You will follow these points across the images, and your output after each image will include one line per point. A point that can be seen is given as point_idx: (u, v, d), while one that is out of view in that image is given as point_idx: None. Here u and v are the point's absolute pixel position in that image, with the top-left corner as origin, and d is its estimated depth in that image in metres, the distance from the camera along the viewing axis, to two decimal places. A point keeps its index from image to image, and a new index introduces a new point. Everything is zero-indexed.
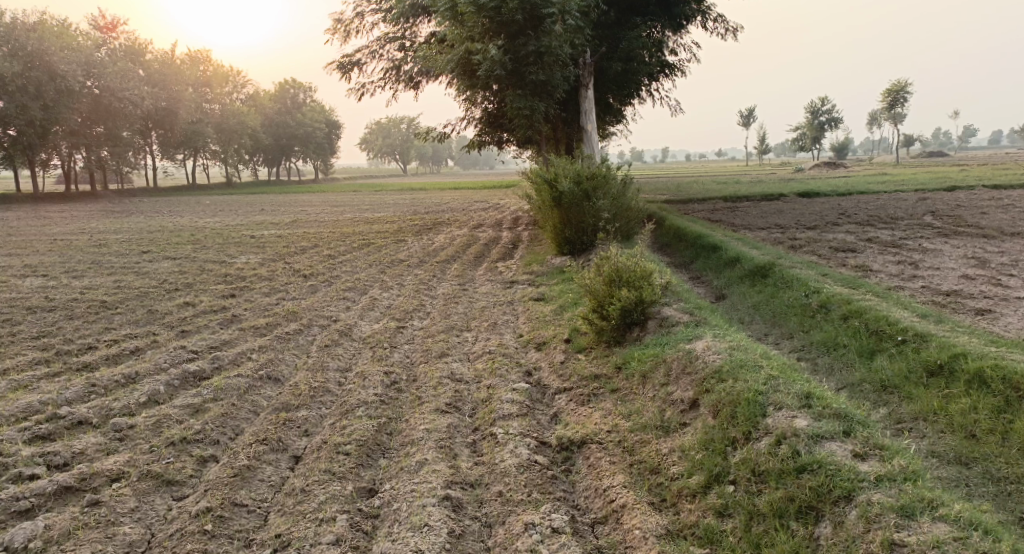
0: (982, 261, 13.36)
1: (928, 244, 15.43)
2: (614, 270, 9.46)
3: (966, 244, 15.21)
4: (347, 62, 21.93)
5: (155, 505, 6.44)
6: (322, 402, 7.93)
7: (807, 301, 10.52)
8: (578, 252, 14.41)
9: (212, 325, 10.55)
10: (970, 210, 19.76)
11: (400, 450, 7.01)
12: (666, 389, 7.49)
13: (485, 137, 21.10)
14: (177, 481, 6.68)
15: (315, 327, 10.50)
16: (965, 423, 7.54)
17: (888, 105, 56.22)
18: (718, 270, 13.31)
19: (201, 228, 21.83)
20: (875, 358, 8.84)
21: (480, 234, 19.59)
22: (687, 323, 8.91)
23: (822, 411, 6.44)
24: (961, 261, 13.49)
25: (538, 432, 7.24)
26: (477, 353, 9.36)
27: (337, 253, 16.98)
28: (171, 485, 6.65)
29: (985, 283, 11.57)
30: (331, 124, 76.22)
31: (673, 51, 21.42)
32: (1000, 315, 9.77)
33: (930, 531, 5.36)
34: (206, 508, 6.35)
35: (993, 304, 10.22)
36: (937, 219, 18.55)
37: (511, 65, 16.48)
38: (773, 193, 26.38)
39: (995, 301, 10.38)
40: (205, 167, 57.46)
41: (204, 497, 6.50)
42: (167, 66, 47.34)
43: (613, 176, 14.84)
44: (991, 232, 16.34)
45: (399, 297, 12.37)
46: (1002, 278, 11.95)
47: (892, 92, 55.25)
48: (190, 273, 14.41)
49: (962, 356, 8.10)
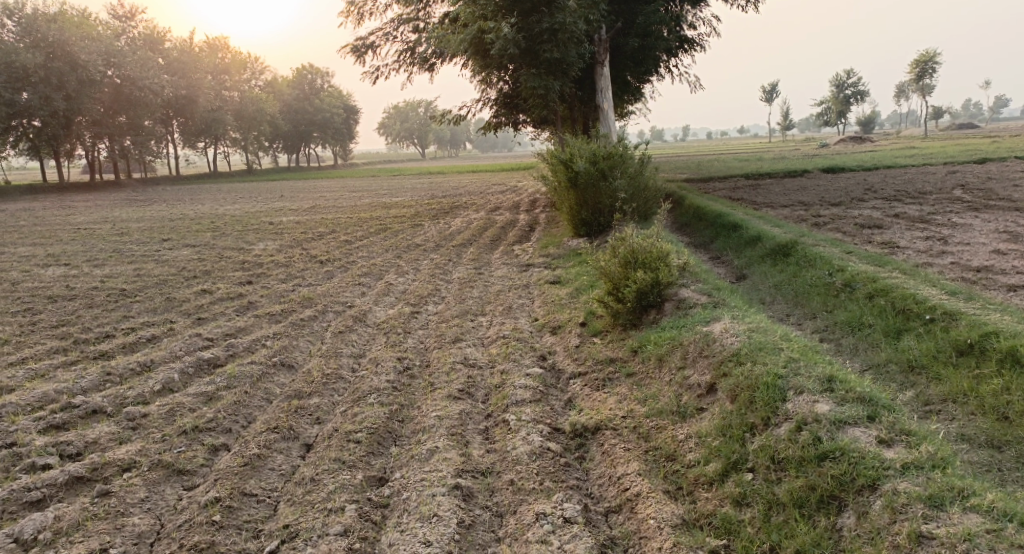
0: (1013, 236, 12.96)
1: (957, 219, 15.02)
2: (630, 251, 9.23)
3: (997, 218, 14.77)
4: (362, 45, 21.74)
5: (165, 495, 6.38)
6: (335, 389, 7.82)
7: (830, 279, 10.23)
8: (595, 233, 14.20)
9: (227, 312, 10.48)
10: (999, 183, 19.24)
11: (411, 438, 6.88)
12: (683, 373, 7.29)
13: (501, 118, 20.85)
14: (187, 471, 6.61)
15: (330, 312, 10.40)
16: (997, 405, 7.29)
17: (915, 76, 54.97)
18: (739, 249, 13.01)
19: (220, 216, 21.84)
20: (902, 338, 8.56)
21: (498, 217, 19.39)
22: (705, 304, 8.69)
23: (845, 396, 6.20)
24: (991, 236, 13.11)
25: (551, 418, 7.08)
26: (491, 337, 9.20)
27: (354, 238, 16.89)
28: (181, 475, 6.58)
29: (1017, 258, 11.20)
30: (350, 109, 76.08)
31: (691, 26, 20.97)
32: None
33: (961, 522, 5.14)
34: (215, 498, 6.27)
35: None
36: (966, 193, 18.06)
37: (526, 44, 16.19)
38: (796, 170, 25.86)
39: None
40: (226, 155, 57.63)
41: (213, 487, 6.42)
42: (186, 54, 47.47)
43: (630, 156, 14.55)
44: (1022, 205, 15.87)
45: (414, 282, 12.23)
46: None
47: (920, 63, 53.98)
48: (208, 260, 14.37)
49: (993, 335, 7.82)
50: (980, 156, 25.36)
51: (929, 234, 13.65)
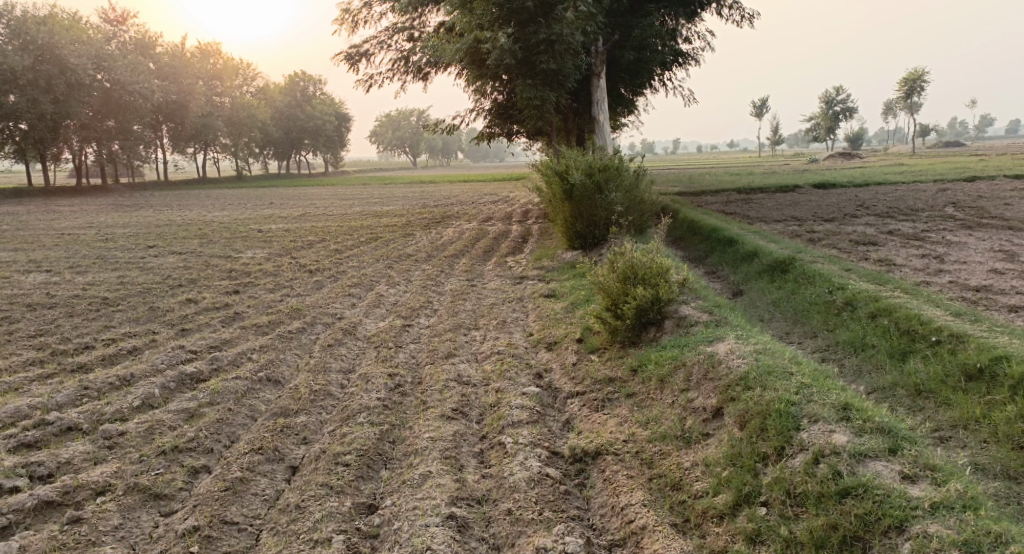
0: (1009, 254, 12.79)
1: (951, 237, 14.85)
2: (629, 266, 8.95)
3: (991, 237, 14.64)
4: (355, 53, 21.45)
5: (140, 522, 6.02)
6: (323, 407, 7.50)
7: (830, 297, 9.97)
8: (590, 246, 13.92)
9: (212, 323, 10.12)
10: (991, 201, 19.15)
11: (403, 461, 6.55)
12: (687, 395, 7.01)
13: (496, 128, 20.59)
14: (165, 495, 6.26)
15: (319, 325, 10.06)
16: (1011, 433, 7.02)
17: (902, 94, 55.23)
18: (735, 264, 12.76)
19: (209, 223, 21.43)
20: (908, 360, 8.30)
21: (491, 228, 19.10)
22: (707, 323, 8.43)
23: (862, 426, 5.93)
24: (987, 254, 12.95)
25: (550, 442, 6.77)
26: (485, 353, 8.89)
27: (345, 248, 16.55)
28: (159, 499, 6.23)
29: (1015, 277, 11.02)
30: (342, 117, 75.73)
31: (686, 40, 20.82)
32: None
33: None
34: (193, 527, 5.93)
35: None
36: (958, 211, 17.95)
37: (522, 54, 15.94)
38: (788, 184, 25.73)
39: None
40: (215, 161, 57.10)
41: (192, 514, 6.07)
42: (177, 58, 47.05)
43: (626, 168, 14.29)
44: (1015, 223, 15.74)
45: (406, 294, 11.90)
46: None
47: (908, 81, 54.21)
48: (194, 268, 13.99)
49: (1004, 359, 7.55)
50: (969, 174, 25.33)
51: (925, 252, 13.46)
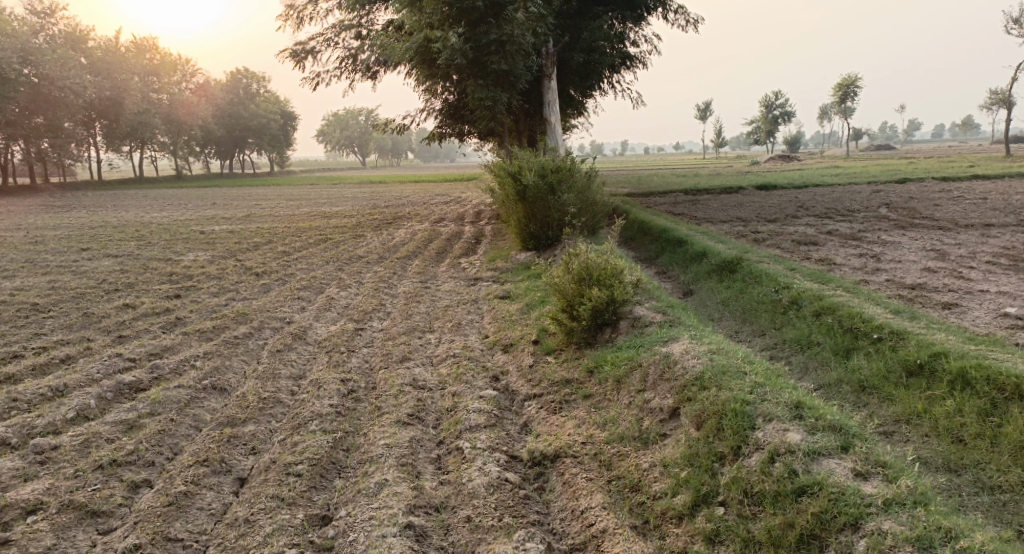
0: (942, 253, 13.21)
1: (888, 236, 15.27)
2: (584, 267, 8.96)
3: (924, 236, 15.11)
4: (301, 50, 21.11)
5: (76, 542, 5.80)
6: (273, 415, 7.33)
7: (776, 296, 10.14)
8: (544, 248, 13.94)
9: (153, 329, 9.81)
10: (924, 202, 19.79)
11: (358, 469, 6.44)
12: (643, 396, 7.05)
13: (446, 129, 20.48)
14: (103, 512, 6.03)
15: (267, 329, 9.84)
16: (951, 427, 7.15)
17: (839, 99, 56.77)
18: (685, 264, 12.91)
19: (147, 224, 20.85)
20: (852, 357, 8.44)
21: (443, 229, 18.99)
22: (661, 323, 8.50)
23: (814, 424, 6.03)
24: (921, 253, 13.36)
25: (507, 446, 6.73)
26: (440, 356, 8.81)
27: (291, 249, 16.25)
28: (97, 517, 6.01)
29: (947, 275, 11.37)
30: (286, 115, 74.52)
31: (634, 43, 21.02)
32: (967, 309, 9.53)
33: None
34: (135, 545, 5.74)
35: (958, 298, 9.99)
36: (893, 211, 18.50)
37: (473, 54, 15.86)
38: (732, 186, 26.21)
39: (962, 295, 10.14)
40: (153, 160, 55.73)
41: (132, 532, 5.87)
42: (111, 54, 45.66)
43: (578, 169, 14.34)
44: (947, 223, 16.28)
45: (357, 296, 11.74)
46: (964, 270, 11.76)
47: (842, 87, 55.75)
48: (132, 272, 13.56)
49: (943, 355, 7.69)
50: (903, 176, 26.15)
51: (863, 251, 13.82)
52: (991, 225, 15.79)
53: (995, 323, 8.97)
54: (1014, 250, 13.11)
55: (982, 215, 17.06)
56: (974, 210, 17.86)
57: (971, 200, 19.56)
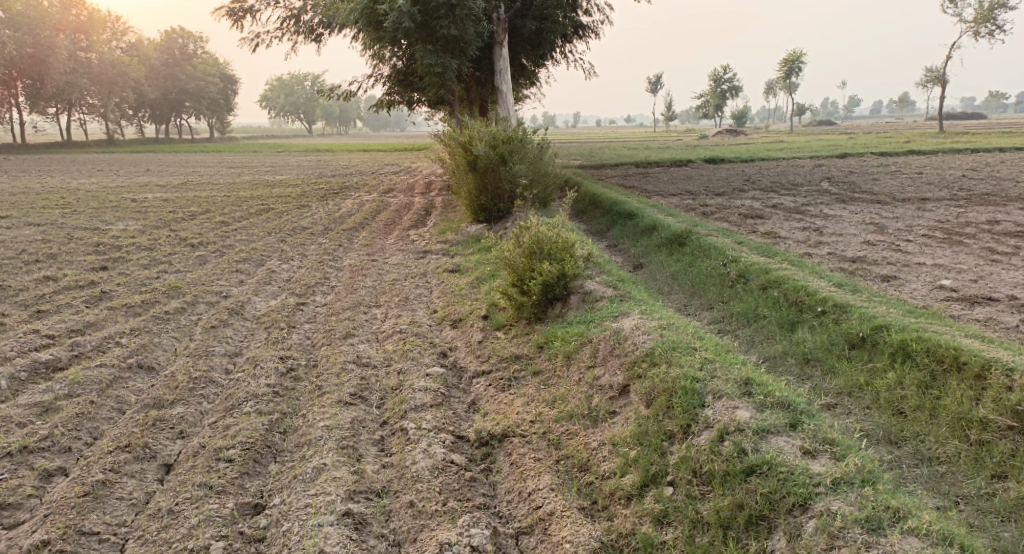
0: (880, 226, 13.37)
1: (829, 210, 15.40)
2: (534, 240, 8.77)
3: (864, 210, 15.29)
4: (239, 8, 20.27)
5: None
6: (204, 396, 7.02)
7: (724, 270, 10.10)
8: (494, 220, 13.71)
9: (75, 304, 9.35)
10: (863, 176, 20.07)
11: (295, 453, 6.19)
12: (593, 372, 6.92)
13: (394, 96, 19.97)
14: (10, 504, 5.74)
15: (201, 304, 9.42)
16: (892, 399, 7.12)
17: (782, 75, 57.35)
18: (635, 237, 12.80)
19: (74, 191, 19.95)
20: (796, 330, 8.41)
21: (391, 200, 18.56)
22: (611, 298, 8.37)
23: (764, 401, 5.97)
24: (860, 226, 13.50)
25: (454, 426, 6.55)
26: (386, 333, 8.53)
27: (231, 219, 15.69)
28: (2, 510, 5.72)
29: (886, 248, 11.49)
30: (227, 79, 72.28)
31: (586, 12, 20.72)
32: (905, 281, 9.64)
33: (902, 549, 4.86)
34: (44, 541, 5.42)
35: (897, 271, 10.08)
36: (834, 185, 18.72)
37: (421, 18, 15.37)
38: (681, 159, 26.24)
39: (899, 268, 10.24)
40: (84, 124, 53.76)
41: (42, 526, 5.56)
42: (33, 9, 43.77)
43: (529, 140, 14.09)
44: (884, 197, 16.54)
45: (300, 269, 11.35)
46: (902, 243, 11.89)
47: (787, 62, 56.29)
48: (55, 242, 12.90)
49: (884, 328, 7.67)
50: (842, 151, 26.52)
51: (806, 224, 13.92)
52: (926, 198, 16.08)
53: (931, 295, 9.06)
54: (948, 224, 13.35)
55: (917, 189, 17.37)
56: (910, 184, 18.18)
57: (907, 174, 19.94)
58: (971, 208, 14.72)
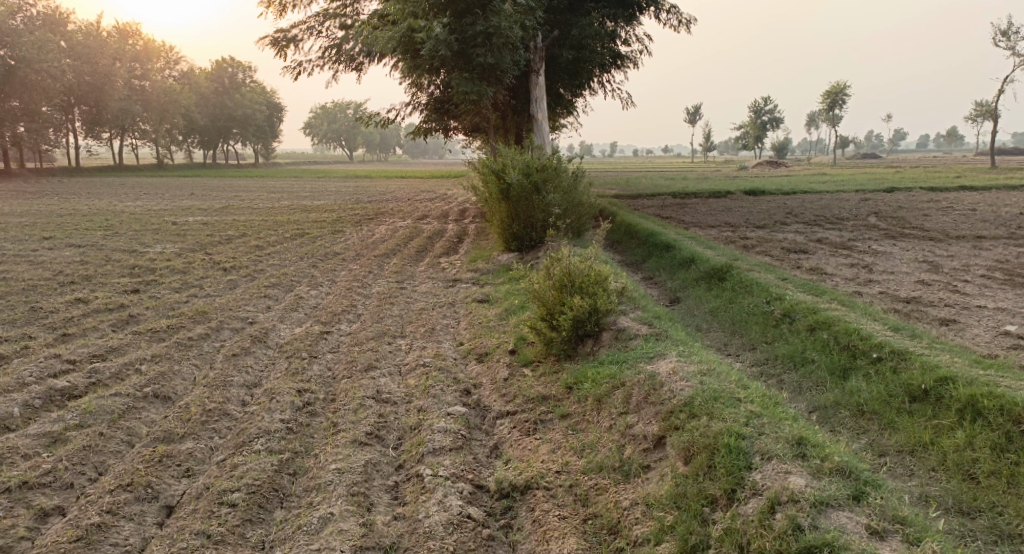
0: (934, 265, 12.67)
1: (876, 247, 14.71)
2: (566, 273, 8.31)
3: (914, 247, 14.60)
4: (283, 38, 20.35)
5: None
6: (215, 431, 6.65)
7: (768, 308, 9.53)
8: (527, 249, 13.29)
9: (101, 327, 9.12)
10: (911, 211, 19.30)
11: (302, 498, 5.79)
12: (625, 419, 6.42)
13: (432, 124, 19.78)
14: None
15: (225, 331, 9.11)
16: (962, 463, 6.49)
17: (825, 108, 56.52)
18: (672, 270, 12.29)
19: (118, 213, 20.08)
20: (849, 379, 7.81)
21: (425, 226, 18.29)
22: (646, 336, 7.88)
23: (819, 466, 5.41)
24: (912, 265, 12.82)
25: (474, 473, 6.10)
26: (409, 366, 8.11)
27: (265, 243, 15.54)
28: None
29: (941, 289, 10.82)
30: (273, 107, 73.61)
31: (625, 42, 20.42)
32: (966, 326, 8.97)
33: None
34: None
35: (955, 314, 9.42)
36: (881, 220, 18.01)
37: (458, 46, 15.15)
38: (720, 190, 25.66)
39: (958, 310, 9.58)
40: (134, 148, 54.99)
41: None
42: (92, 38, 45.45)
43: (564, 168, 13.71)
44: (936, 234, 15.81)
45: (328, 296, 11.03)
46: (959, 283, 11.21)
47: (829, 94, 55.43)
48: (91, 264, 12.80)
49: (950, 381, 7.07)
50: (888, 185, 25.69)
51: (853, 261, 13.27)
52: (981, 237, 15.29)
53: (995, 343, 8.40)
54: (1007, 264, 12.61)
55: (970, 227, 16.59)
56: (962, 221, 17.41)
57: (958, 210, 19.16)
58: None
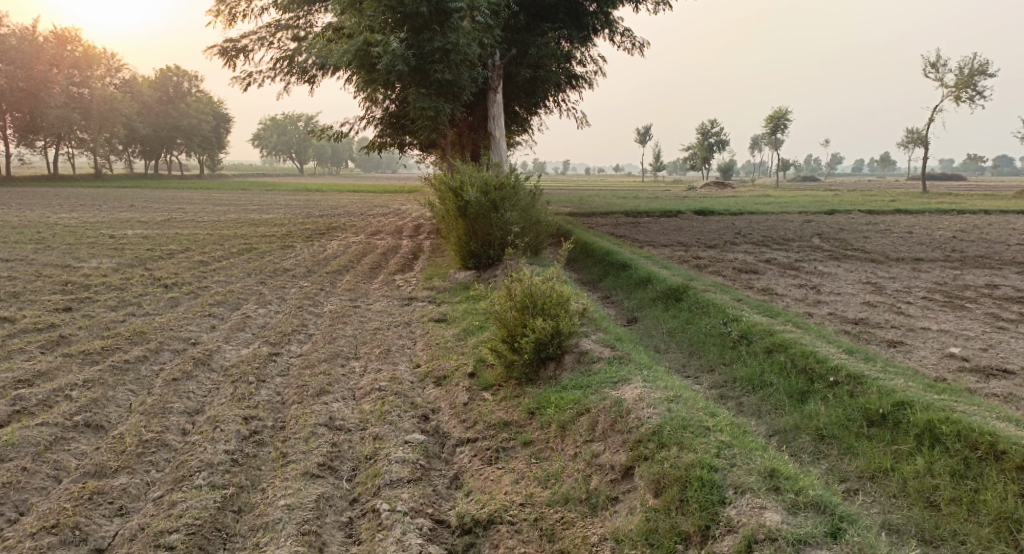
0: (878, 286, 12.83)
1: (823, 267, 14.88)
2: (528, 294, 8.07)
3: (859, 268, 14.79)
4: (232, 48, 19.82)
5: None
6: (153, 463, 6.24)
7: (725, 329, 9.44)
8: (484, 267, 13.03)
9: (29, 349, 8.55)
10: (853, 233, 19.66)
11: (248, 539, 5.53)
12: (591, 448, 6.22)
13: (386, 139, 19.45)
14: None
15: (166, 352, 8.64)
16: (922, 489, 6.42)
17: (769, 131, 57.66)
18: (629, 290, 12.16)
19: (52, 225, 19.18)
20: (807, 402, 7.72)
21: (378, 243, 17.94)
22: (610, 360, 7.70)
23: (794, 500, 5.32)
24: (859, 286, 12.95)
25: (433, 507, 5.85)
26: (364, 390, 7.76)
27: (210, 259, 14.98)
28: None
29: (887, 310, 10.92)
30: (220, 118, 72.16)
31: (580, 62, 20.44)
32: (913, 347, 9.02)
33: None
34: None
35: (902, 336, 9.47)
36: (825, 241, 18.28)
37: (415, 62, 14.90)
38: (671, 209, 25.83)
39: (904, 332, 9.63)
40: (71, 157, 53.18)
41: None
42: (28, 44, 43.99)
43: (521, 186, 13.52)
44: (879, 255, 16.07)
45: (277, 315, 10.60)
46: (904, 304, 11.33)
47: (772, 119, 56.76)
48: (21, 280, 12.10)
49: (907, 406, 7.02)
50: (829, 207, 26.22)
51: (802, 281, 13.37)
52: (920, 259, 15.61)
53: (943, 364, 8.44)
54: (947, 286, 12.85)
55: (910, 249, 16.91)
56: (902, 243, 17.79)
57: (898, 232, 19.58)
58: (967, 270, 14.27)
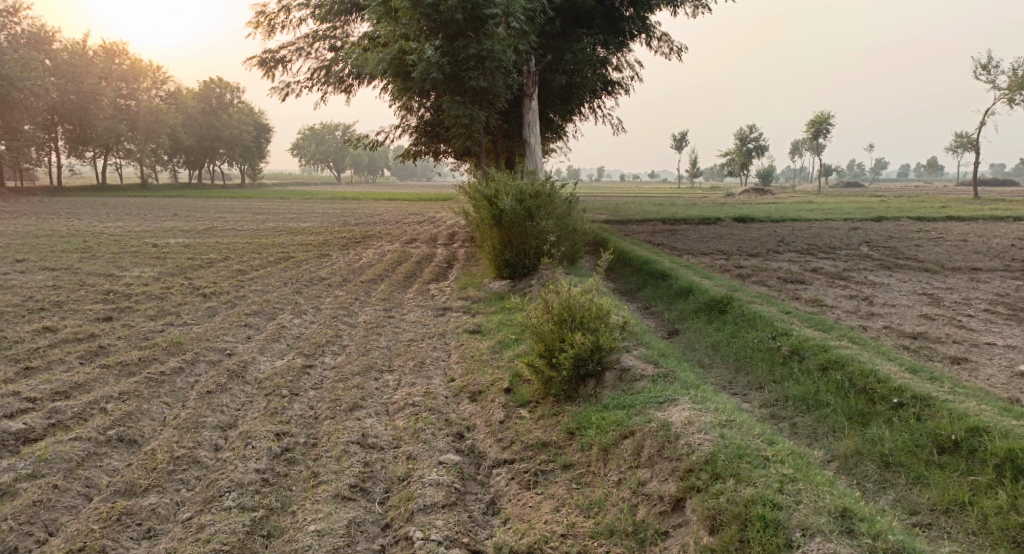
0: (935, 298, 12.22)
1: (874, 277, 14.27)
2: (566, 307, 7.71)
3: (912, 278, 14.16)
4: (271, 59, 19.85)
5: None
6: (183, 482, 6.04)
7: (774, 344, 8.97)
8: (519, 277, 12.70)
9: (68, 360, 8.45)
10: (903, 241, 18.92)
11: None
12: (637, 475, 5.87)
13: (422, 146, 19.27)
14: None
15: (201, 364, 8.46)
16: (1005, 527, 5.94)
17: (811, 135, 56.43)
18: (670, 301, 11.73)
19: (97, 234, 19.37)
20: (869, 425, 7.24)
21: (414, 251, 17.74)
22: (653, 377, 7.30)
23: (870, 545, 4.95)
24: (913, 297, 12.36)
25: (471, 536, 5.55)
26: (397, 405, 7.48)
27: (248, 267, 14.91)
28: None
29: (947, 323, 10.35)
30: (261, 128, 73.09)
31: (617, 68, 20.07)
32: (979, 365, 8.48)
33: None
34: None
35: (965, 352, 8.91)
36: (874, 250, 17.60)
37: (450, 69, 14.65)
38: (711, 216, 25.24)
39: (968, 348, 9.08)
40: (118, 167, 54.19)
41: None
42: (78, 58, 45.07)
43: (558, 194, 13.17)
44: (932, 265, 15.39)
45: (312, 325, 10.39)
46: (963, 317, 10.74)
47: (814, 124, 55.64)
48: (64, 288, 12.10)
49: (983, 432, 6.53)
50: (877, 213, 25.38)
51: (852, 292, 12.81)
52: (976, 269, 14.89)
53: (1013, 384, 7.90)
54: (1009, 297, 12.20)
55: (965, 257, 16.19)
56: (957, 251, 17.04)
57: (951, 240, 18.82)
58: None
